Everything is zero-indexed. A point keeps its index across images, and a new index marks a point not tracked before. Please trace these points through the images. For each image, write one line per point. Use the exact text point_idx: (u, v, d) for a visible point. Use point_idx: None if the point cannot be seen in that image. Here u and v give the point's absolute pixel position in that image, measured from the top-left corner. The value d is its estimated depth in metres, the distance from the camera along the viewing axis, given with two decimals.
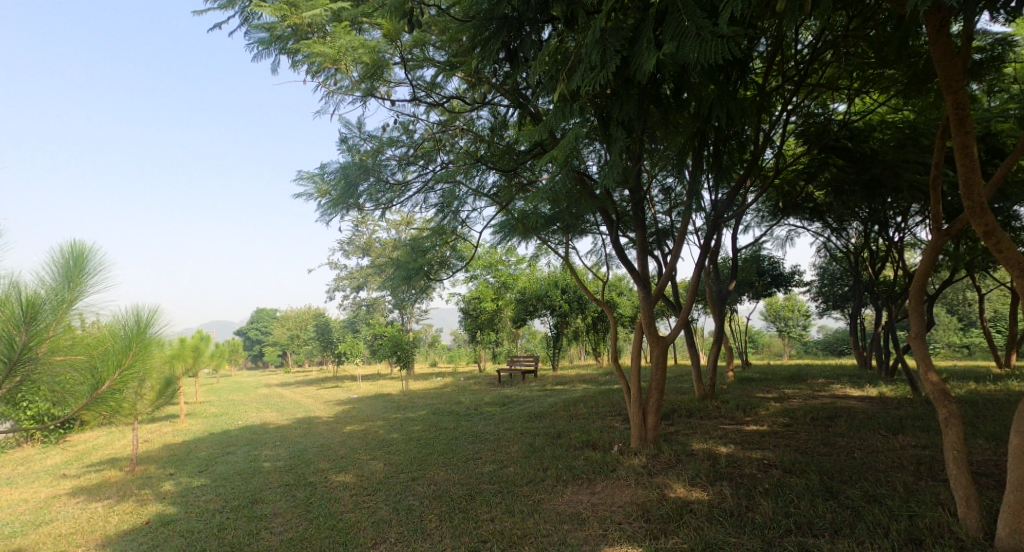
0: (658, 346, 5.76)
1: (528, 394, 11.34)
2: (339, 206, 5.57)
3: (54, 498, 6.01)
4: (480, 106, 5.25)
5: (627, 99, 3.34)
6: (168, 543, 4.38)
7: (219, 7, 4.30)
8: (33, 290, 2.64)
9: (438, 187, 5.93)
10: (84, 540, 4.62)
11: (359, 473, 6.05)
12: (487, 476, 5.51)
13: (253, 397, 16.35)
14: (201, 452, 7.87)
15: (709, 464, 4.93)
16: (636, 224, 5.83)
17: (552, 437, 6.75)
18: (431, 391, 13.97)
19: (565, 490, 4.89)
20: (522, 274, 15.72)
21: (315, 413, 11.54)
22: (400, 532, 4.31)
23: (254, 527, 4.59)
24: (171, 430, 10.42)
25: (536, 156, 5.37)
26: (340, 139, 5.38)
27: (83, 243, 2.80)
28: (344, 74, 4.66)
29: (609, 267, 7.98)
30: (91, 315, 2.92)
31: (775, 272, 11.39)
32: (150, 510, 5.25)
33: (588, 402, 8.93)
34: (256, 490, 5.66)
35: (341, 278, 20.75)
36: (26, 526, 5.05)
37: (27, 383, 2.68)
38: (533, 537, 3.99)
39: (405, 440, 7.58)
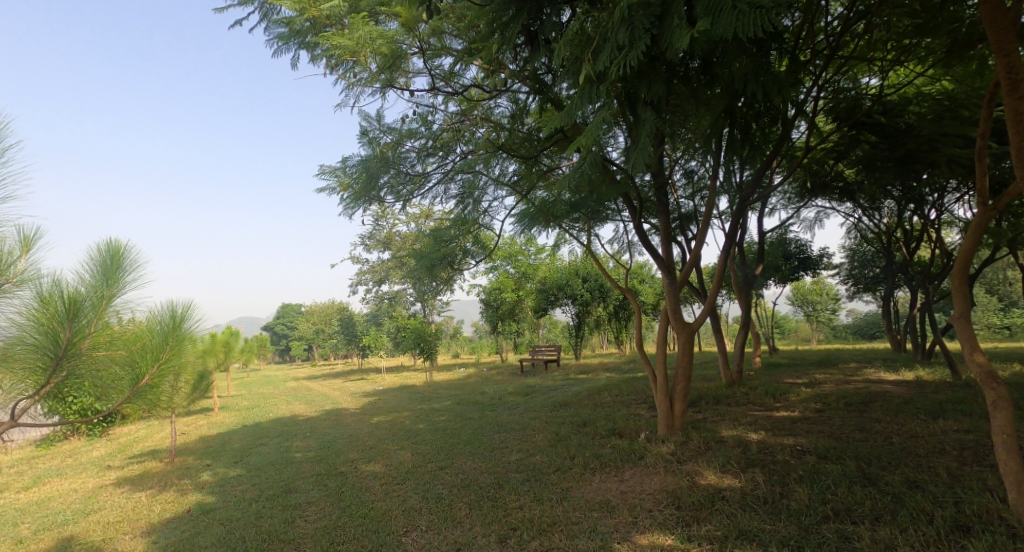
0: (684, 334, 5.65)
1: (552, 383, 11.34)
2: (361, 199, 5.62)
3: (101, 488, 6.27)
4: (499, 93, 5.20)
5: (655, 78, 3.26)
6: (208, 531, 4.52)
7: (239, 4, 4.36)
8: (75, 287, 2.73)
9: (458, 177, 5.92)
10: (130, 528, 4.81)
11: (388, 463, 6.14)
12: (514, 465, 5.53)
13: (282, 390, 16.73)
14: (235, 444, 8.09)
15: (740, 451, 4.85)
16: (660, 210, 5.70)
17: (578, 426, 6.74)
18: (455, 382, 14.10)
19: (593, 478, 4.87)
20: (542, 264, 15.64)
21: (342, 405, 11.78)
22: (431, 520, 4.37)
23: (289, 516, 4.70)
24: (207, 423, 10.77)
25: (556, 144, 5.30)
26: (361, 132, 5.39)
27: (119, 241, 2.90)
28: (363, 66, 4.67)
29: (631, 255, 7.86)
30: (130, 312, 3.01)
31: (803, 255, 11.06)
32: (190, 499, 5.43)
33: (613, 390, 8.88)
34: (289, 479, 5.80)
35: (363, 273, 20.91)
36: (76, 515, 5.28)
37: (73, 379, 2.78)
38: (563, 525, 4.00)
39: (431, 430, 7.66)
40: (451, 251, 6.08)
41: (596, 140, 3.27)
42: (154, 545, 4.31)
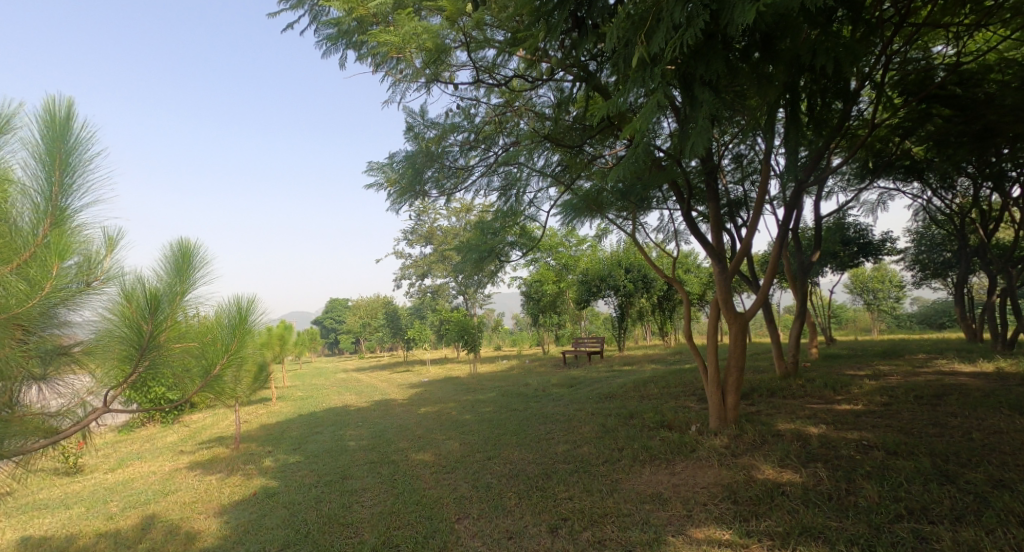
0: (737, 324, 5.45)
1: (596, 375, 11.26)
2: (406, 194, 5.75)
3: (177, 471, 6.74)
4: (543, 83, 5.17)
5: (713, 56, 3.15)
6: (274, 513, 4.79)
7: (290, 8, 4.52)
8: (153, 284, 2.90)
9: (500, 169, 5.93)
10: (204, 508, 5.15)
11: (437, 452, 6.28)
12: (562, 456, 5.53)
13: (333, 381, 17.40)
14: (293, 432, 8.49)
15: (800, 445, 4.66)
16: (709, 196, 5.51)
17: (625, 418, 6.65)
18: (499, 374, 14.26)
19: (643, 469, 4.82)
20: (584, 256, 15.46)
21: (390, 396, 12.17)
22: (482, 508, 4.45)
23: (346, 501, 4.90)
24: (266, 412, 11.36)
25: (602, 132, 5.21)
26: (406, 128, 5.48)
27: (189, 240, 3.07)
28: (408, 62, 4.75)
29: (678, 243, 7.65)
30: (198, 308, 3.16)
31: (863, 240, 10.43)
32: (256, 483, 5.76)
33: (659, 382, 8.71)
34: (345, 466, 6.04)
35: (406, 267, 21.33)
36: (157, 494, 5.71)
37: (155, 369, 2.97)
38: (614, 516, 3.98)
39: (478, 421, 7.75)
40: (496, 245, 6.11)
41: (650, 124, 3.20)
42: (226, 525, 4.61)
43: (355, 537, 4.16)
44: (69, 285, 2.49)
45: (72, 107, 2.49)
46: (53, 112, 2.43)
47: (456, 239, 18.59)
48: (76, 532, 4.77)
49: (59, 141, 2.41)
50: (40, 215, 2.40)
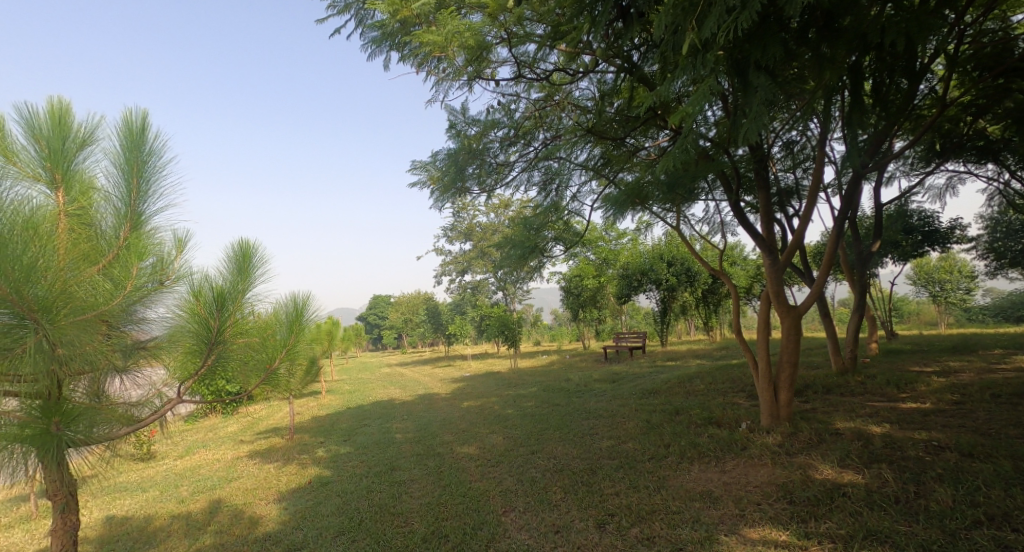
0: (790, 318, 5.24)
1: (639, 370, 11.10)
2: (449, 191, 5.83)
3: (238, 459, 7.13)
4: (583, 75, 5.12)
5: (769, 40, 3.03)
6: (328, 501, 4.99)
7: (336, 13, 4.65)
8: (219, 282, 3.06)
9: (541, 164, 5.93)
10: (265, 494, 5.44)
11: (481, 446, 6.36)
12: (606, 451, 5.49)
13: (378, 375, 17.89)
14: (343, 424, 8.81)
15: (861, 445, 4.44)
16: (760, 185, 5.30)
17: (670, 414, 6.53)
18: (540, 369, 14.28)
19: (691, 467, 4.72)
20: (624, 249, 15.21)
21: (433, 390, 12.43)
22: (528, 502, 4.48)
23: (396, 491, 5.05)
24: (317, 405, 11.83)
25: (645, 122, 5.11)
26: (449, 126, 5.55)
27: (249, 240, 3.21)
28: (450, 60, 4.81)
29: (725, 235, 7.41)
30: (258, 305, 3.31)
31: (929, 228, 9.78)
32: (310, 472, 6.01)
33: (705, 378, 8.50)
34: (393, 458, 6.22)
35: (446, 263, 21.61)
36: (221, 481, 6.06)
37: (222, 363, 3.15)
38: (663, 513, 3.93)
39: (520, 415, 7.80)
40: (539, 241, 6.10)
41: (701, 110, 3.12)
42: (285, 511, 4.85)
43: (406, 526, 4.28)
44: (147, 284, 2.67)
45: (146, 118, 2.67)
46: (130, 123, 2.61)
47: (495, 235, 18.67)
48: (152, 513, 5.14)
49: (135, 150, 2.59)
50: (121, 219, 2.60)
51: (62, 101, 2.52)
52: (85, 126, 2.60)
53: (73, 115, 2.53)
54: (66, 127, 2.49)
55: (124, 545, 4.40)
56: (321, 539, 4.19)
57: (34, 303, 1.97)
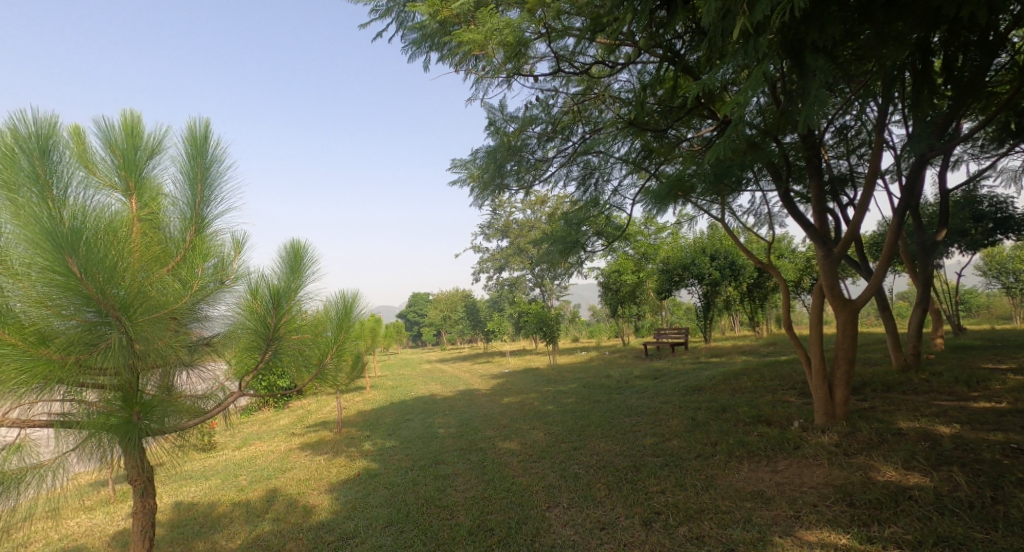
0: (845, 312, 4.99)
1: (682, 367, 10.86)
2: (488, 188, 5.86)
3: (291, 450, 7.44)
4: (622, 67, 5.03)
5: (829, 20, 2.90)
6: (376, 492, 5.14)
7: (377, 17, 4.75)
8: (274, 281, 3.19)
9: (580, 159, 5.88)
10: (317, 484, 5.66)
11: (522, 441, 6.39)
12: (650, 449, 5.41)
13: (419, 371, 18.24)
14: (387, 419, 9.03)
15: (928, 446, 4.18)
16: (812, 174, 5.07)
17: (716, 412, 6.36)
18: (579, 365, 14.19)
19: (741, 466, 4.58)
20: (665, 244, 14.98)
21: (473, 386, 12.55)
22: (571, 497, 4.48)
23: (441, 485, 5.14)
24: (362, 400, 12.18)
25: (687, 112, 4.98)
26: (487, 124, 5.56)
27: (301, 241, 3.33)
28: (489, 58, 4.83)
29: (772, 227, 7.13)
30: (309, 303, 3.43)
31: (1001, 215, 9.09)
32: (358, 465, 6.20)
33: (753, 374, 8.22)
34: (437, 452, 6.34)
35: (484, 260, 21.74)
36: (276, 471, 6.34)
37: (277, 359, 3.29)
38: (712, 513, 3.83)
39: (560, 412, 7.77)
40: (580, 237, 6.04)
41: (754, 96, 3.02)
42: (336, 501, 5.02)
43: (452, 519, 4.35)
44: (210, 283, 2.81)
45: (207, 126, 2.82)
46: (193, 132, 2.77)
47: (533, 232, 18.63)
48: (215, 500, 5.44)
49: (199, 157, 2.75)
50: (186, 222, 2.75)
51: (134, 113, 2.70)
52: (154, 136, 2.76)
53: (143, 126, 2.70)
54: (138, 137, 2.67)
55: (191, 529, 4.68)
56: (371, 529, 4.32)
57: (114, 300, 2.11)
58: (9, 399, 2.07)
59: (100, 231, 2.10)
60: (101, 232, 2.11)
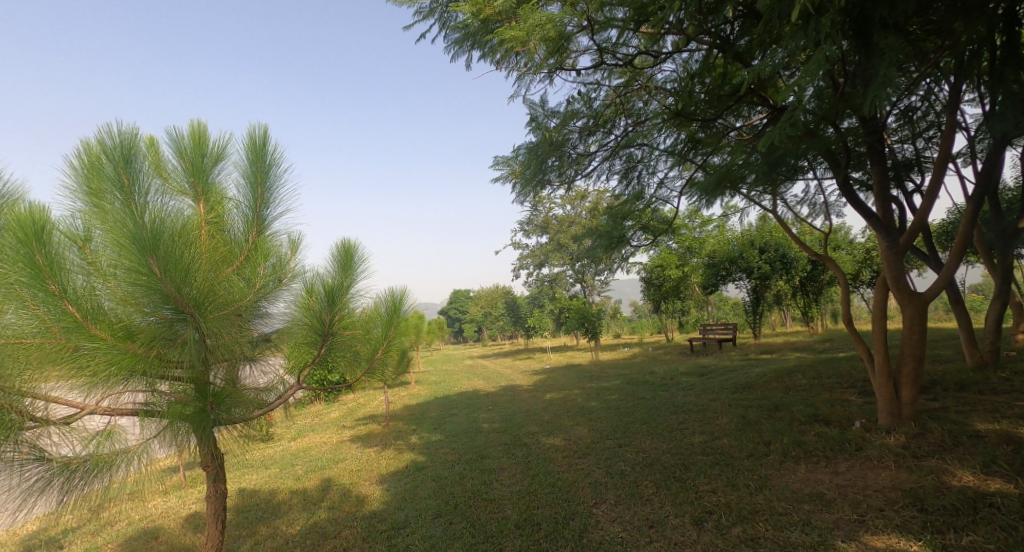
0: (912, 306, 4.70)
1: (730, 363, 10.54)
2: (530, 184, 5.86)
3: (342, 442, 7.72)
4: (667, 56, 4.91)
5: None
6: (425, 484, 5.27)
7: (420, 18, 4.81)
8: (328, 279, 3.31)
9: (622, 153, 5.79)
10: (368, 475, 5.85)
11: (567, 437, 6.37)
12: (698, 447, 5.28)
13: (462, 367, 18.49)
14: (432, 413, 9.21)
15: (1010, 450, 3.89)
16: (874, 160, 4.79)
17: (768, 410, 6.13)
18: (622, 361, 14.02)
19: (797, 467, 4.40)
20: (710, 237, 14.18)
21: (515, 381, 12.63)
22: (619, 495, 4.43)
23: (487, 478, 5.20)
24: (407, 395, 12.48)
25: (736, 100, 4.80)
26: (529, 120, 5.55)
27: (351, 240, 3.43)
28: (532, 53, 4.82)
29: (829, 217, 6.78)
30: (360, 300, 3.53)
31: None
32: (407, 457, 6.37)
33: (807, 372, 7.88)
34: (482, 446, 6.42)
35: (524, 257, 21.74)
36: (330, 461, 6.60)
37: (331, 354, 3.42)
38: (767, 514, 3.71)
39: (604, 408, 7.70)
40: (624, 232, 5.93)
41: (814, 80, 2.90)
42: (386, 492, 5.18)
43: (499, 512, 4.40)
44: (270, 282, 2.96)
45: (266, 131, 2.95)
46: (254, 138, 2.91)
47: (573, 227, 18.50)
48: (275, 488, 5.72)
49: (259, 162, 2.89)
50: (249, 224, 2.89)
51: (199, 122, 2.86)
52: (218, 143, 2.92)
53: (209, 134, 2.85)
54: (203, 145, 2.82)
55: (254, 514, 4.95)
56: (421, 519, 4.43)
57: (189, 299, 2.26)
58: (100, 389, 2.22)
59: (176, 234, 2.25)
60: (177, 235, 2.25)
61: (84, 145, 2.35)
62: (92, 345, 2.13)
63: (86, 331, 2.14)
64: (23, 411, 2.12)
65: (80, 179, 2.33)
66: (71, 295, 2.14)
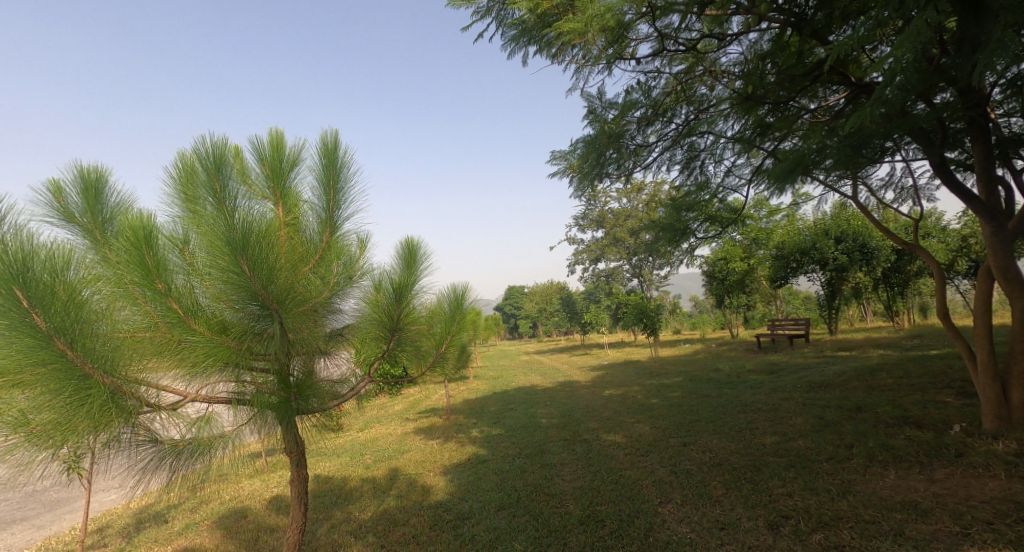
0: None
1: (803, 361, 9.94)
2: (588, 178, 5.78)
3: (406, 434, 7.99)
4: (733, 38, 4.68)
5: None
6: (487, 477, 5.35)
7: (478, 18, 4.84)
8: (395, 276, 3.41)
9: (684, 142, 5.58)
10: (432, 466, 6.03)
11: (628, 434, 6.26)
12: (771, 448, 5.02)
13: (519, 362, 18.60)
14: (491, 408, 9.32)
15: None
16: (975, 136, 4.34)
17: (849, 411, 5.72)
18: (684, 358, 13.59)
19: (886, 472, 4.09)
20: (778, 227, 13.40)
21: (572, 377, 12.55)
22: (685, 494, 4.30)
23: (548, 473, 5.21)
24: (466, 389, 12.71)
25: (811, 79, 4.51)
26: (586, 113, 5.46)
27: (414, 237, 3.51)
28: (591, 44, 4.73)
29: (919, 202, 6.21)
30: (424, 295, 3.61)
31: None
32: (468, 450, 6.50)
33: (893, 370, 7.29)
34: (541, 441, 6.43)
35: (579, 252, 21.51)
36: (395, 452, 6.86)
37: (398, 348, 3.52)
38: (852, 521, 3.48)
39: (666, 406, 7.49)
40: (688, 224, 5.71)
41: (914, 50, 2.67)
42: (450, 483, 5.31)
43: (561, 507, 4.40)
44: (342, 280, 3.09)
45: (337, 135, 3.08)
46: (325, 142, 3.05)
47: (630, 221, 18.12)
48: (346, 475, 6.02)
49: (331, 165, 3.04)
50: (322, 225, 3.04)
51: (276, 130, 3.03)
52: (294, 148, 3.08)
53: (285, 140, 3.02)
54: (281, 151, 2.99)
55: (329, 499, 5.24)
56: (485, 511, 4.51)
57: (274, 296, 2.41)
58: (199, 378, 2.42)
59: (261, 235, 2.40)
60: (262, 236, 2.40)
61: (181, 156, 2.55)
62: (193, 338, 2.33)
63: (187, 326, 2.34)
64: (141, 397, 2.32)
65: (179, 187, 2.54)
66: (174, 293, 2.33)
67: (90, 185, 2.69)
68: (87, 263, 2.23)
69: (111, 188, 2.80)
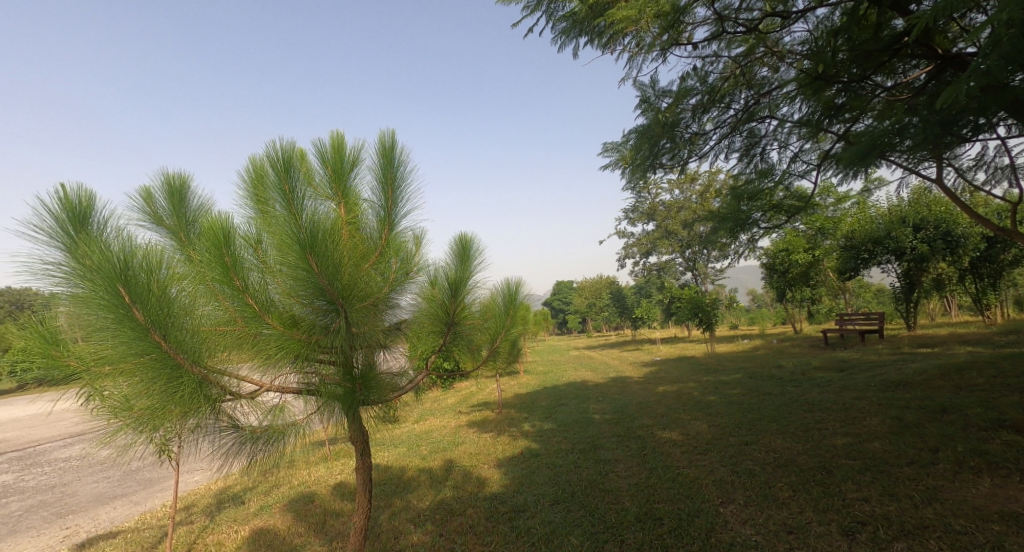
0: None
1: (876, 358, 9.28)
2: (641, 169, 5.63)
3: (460, 427, 8.13)
4: (799, 15, 4.41)
5: None
6: (541, 470, 5.36)
7: (528, 12, 4.81)
8: (449, 272, 3.46)
9: (745, 128, 5.32)
10: (486, 458, 6.11)
11: (685, 432, 6.08)
12: (843, 450, 4.73)
13: (569, 358, 18.47)
14: (542, 402, 9.31)
15: None
16: None
17: (933, 412, 5.29)
18: (743, 354, 13.02)
19: (979, 479, 3.75)
20: (847, 215, 12.53)
21: (624, 373, 12.32)
22: (749, 495, 4.13)
23: (603, 469, 5.16)
24: (516, 384, 12.75)
25: (888, 54, 4.18)
26: (639, 102, 5.31)
27: (466, 233, 3.55)
28: (645, 31, 4.59)
29: (1015, 183, 5.63)
30: (477, 290, 3.65)
31: None
32: (521, 444, 6.53)
33: (983, 369, 6.67)
34: (594, 437, 6.35)
35: (629, 246, 21.02)
36: (450, 444, 7.00)
37: (453, 343, 3.57)
38: (939, 532, 3.23)
39: (725, 403, 7.21)
40: (749, 214, 5.44)
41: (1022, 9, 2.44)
42: (505, 475, 5.37)
43: (617, 503, 4.33)
44: (399, 275, 3.17)
45: (393, 135, 3.16)
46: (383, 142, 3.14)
47: (683, 212, 17.55)
48: (403, 465, 6.21)
49: (389, 164, 3.13)
50: (381, 223, 3.13)
51: (337, 132, 3.14)
52: (353, 149, 3.19)
53: (345, 142, 3.13)
54: (342, 153, 3.10)
55: (389, 487, 5.43)
56: (540, 505, 4.52)
57: (339, 292, 2.50)
58: (272, 370, 2.56)
59: (327, 232, 2.50)
60: (328, 234, 2.50)
61: (253, 159, 2.70)
62: (267, 332, 2.47)
63: (262, 320, 2.48)
64: (223, 386, 2.49)
65: (252, 189, 2.69)
66: (250, 289, 2.47)
67: (173, 190, 2.90)
68: (174, 262, 2.40)
69: (193, 193, 3.01)
